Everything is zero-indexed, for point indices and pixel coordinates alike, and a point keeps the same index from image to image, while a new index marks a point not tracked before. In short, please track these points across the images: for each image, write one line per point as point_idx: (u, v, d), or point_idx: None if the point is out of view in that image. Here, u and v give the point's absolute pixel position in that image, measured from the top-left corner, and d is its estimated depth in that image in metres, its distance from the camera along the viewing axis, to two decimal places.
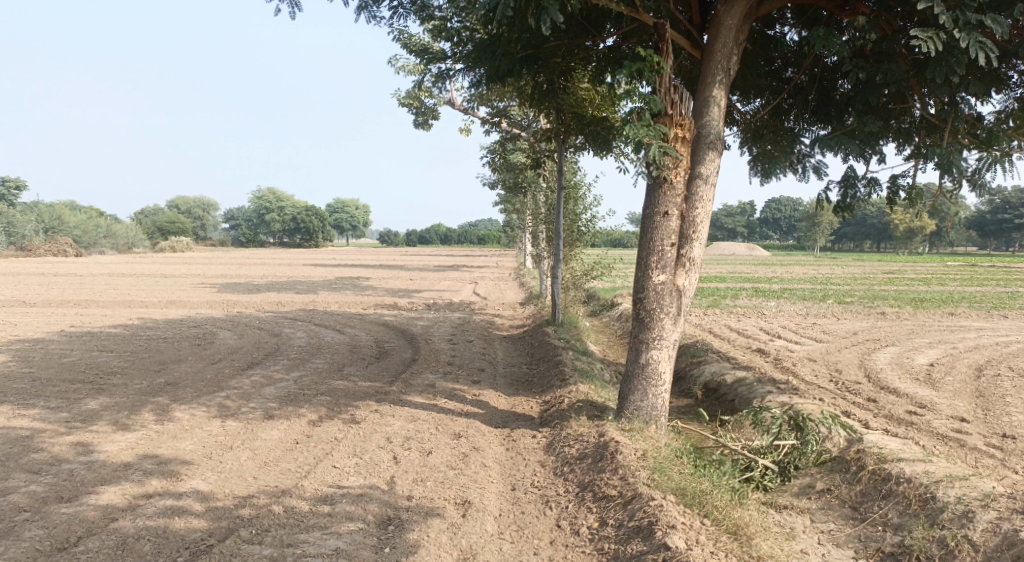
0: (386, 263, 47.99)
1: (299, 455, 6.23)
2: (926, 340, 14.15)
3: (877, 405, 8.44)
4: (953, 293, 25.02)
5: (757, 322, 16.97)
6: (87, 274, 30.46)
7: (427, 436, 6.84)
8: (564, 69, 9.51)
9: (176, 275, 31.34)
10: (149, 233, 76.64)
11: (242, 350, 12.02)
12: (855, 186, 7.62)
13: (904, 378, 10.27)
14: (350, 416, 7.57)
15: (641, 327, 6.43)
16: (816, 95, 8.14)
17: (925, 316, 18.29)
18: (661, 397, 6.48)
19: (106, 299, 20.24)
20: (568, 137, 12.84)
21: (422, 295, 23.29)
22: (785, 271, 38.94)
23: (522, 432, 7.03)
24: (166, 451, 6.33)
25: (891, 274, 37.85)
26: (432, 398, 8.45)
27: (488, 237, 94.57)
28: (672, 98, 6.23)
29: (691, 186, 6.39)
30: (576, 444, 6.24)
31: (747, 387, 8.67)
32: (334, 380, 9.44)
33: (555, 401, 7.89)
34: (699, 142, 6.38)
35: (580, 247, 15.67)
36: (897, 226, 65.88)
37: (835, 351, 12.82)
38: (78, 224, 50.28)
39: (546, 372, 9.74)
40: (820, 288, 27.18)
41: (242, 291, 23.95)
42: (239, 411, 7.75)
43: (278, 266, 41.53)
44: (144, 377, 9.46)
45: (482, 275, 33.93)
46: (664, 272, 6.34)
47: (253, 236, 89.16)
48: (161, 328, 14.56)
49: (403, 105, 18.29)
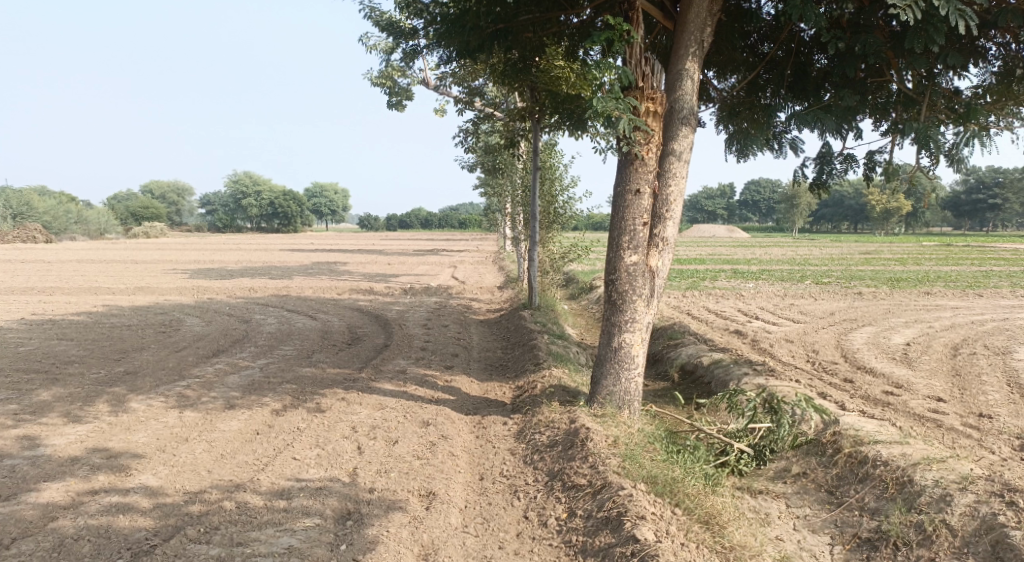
0: (365, 247, 47.46)
1: (258, 447, 5.96)
2: (902, 319, 14.17)
3: (853, 386, 8.36)
4: (928, 273, 25.21)
5: (735, 303, 16.92)
6: (54, 260, 29.59)
7: (394, 425, 6.59)
8: (536, 45, 9.17)
9: (148, 261, 30.57)
10: (121, 219, 75.01)
11: (208, 337, 11.65)
12: (832, 163, 7.42)
13: (881, 357, 10.23)
14: (315, 405, 7.30)
15: (613, 310, 6.21)
16: (792, 70, 7.93)
17: (902, 296, 18.38)
18: (634, 382, 6.29)
19: (71, 286, 19.59)
20: (544, 116, 12.53)
21: (399, 280, 22.92)
22: (763, 253, 39.14)
23: (493, 419, 6.81)
24: (117, 444, 6.02)
25: (868, 254, 38.22)
26: (402, 385, 8.21)
27: (469, 221, 93.97)
28: (644, 71, 5.97)
29: (664, 163, 6.16)
30: (547, 430, 6.04)
31: (723, 370, 8.54)
32: (301, 368, 9.14)
33: (528, 387, 7.68)
34: (672, 117, 6.14)
35: (557, 229, 15.43)
36: (874, 207, 66.50)
37: (813, 331, 12.76)
38: (46, 209, 48.99)
39: (520, 357, 9.52)
40: (798, 269, 27.26)
41: (214, 277, 23.37)
42: (199, 401, 7.44)
43: (254, 252, 40.86)
44: (102, 366, 9.08)
45: (461, 258, 33.66)
46: (636, 253, 6.12)
47: (230, 221, 87.75)
48: (126, 315, 14.08)
49: (376, 84, 17.79)
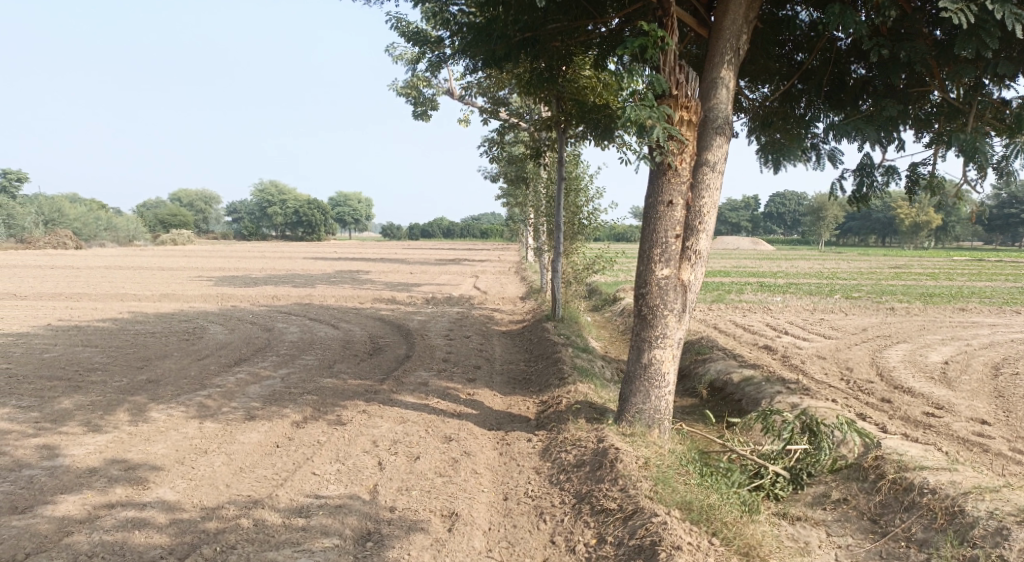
0: (387, 257, 47.66)
1: (277, 461, 5.83)
2: (939, 337, 13.70)
3: (891, 406, 8.03)
4: (962, 288, 24.52)
5: (762, 317, 16.54)
6: (83, 266, 30.07)
7: (416, 439, 6.43)
8: (563, 54, 9.03)
9: (174, 268, 30.93)
10: (150, 226, 76.38)
11: (231, 345, 11.62)
12: (871, 175, 7.15)
13: (918, 376, 9.84)
14: (335, 417, 7.16)
15: (644, 324, 6.00)
16: (829, 79, 7.69)
17: (936, 311, 17.83)
18: (664, 400, 6.06)
19: (98, 292, 19.82)
20: (569, 126, 12.36)
21: (421, 289, 22.85)
22: (789, 266, 38.46)
23: (517, 436, 6.61)
24: (136, 455, 5.93)
25: (898, 268, 37.33)
26: (424, 398, 8.04)
27: (491, 231, 94.09)
28: (678, 78, 5.76)
29: (697, 173, 5.96)
30: (574, 449, 5.83)
31: (755, 388, 8.25)
32: (322, 378, 9.03)
33: (553, 402, 7.47)
34: (706, 126, 5.95)
35: (581, 240, 15.22)
36: (904, 220, 65.17)
37: (845, 348, 12.37)
38: (78, 216, 50.05)
39: (544, 371, 9.32)
40: (826, 283, 26.70)
41: (238, 285, 23.53)
42: (219, 411, 7.35)
43: (278, 259, 41.20)
44: (124, 374, 9.06)
45: (482, 268, 33.59)
46: (667, 266, 5.91)
47: (255, 229, 88.86)
48: (151, 323, 14.16)
49: (401, 94, 17.81)
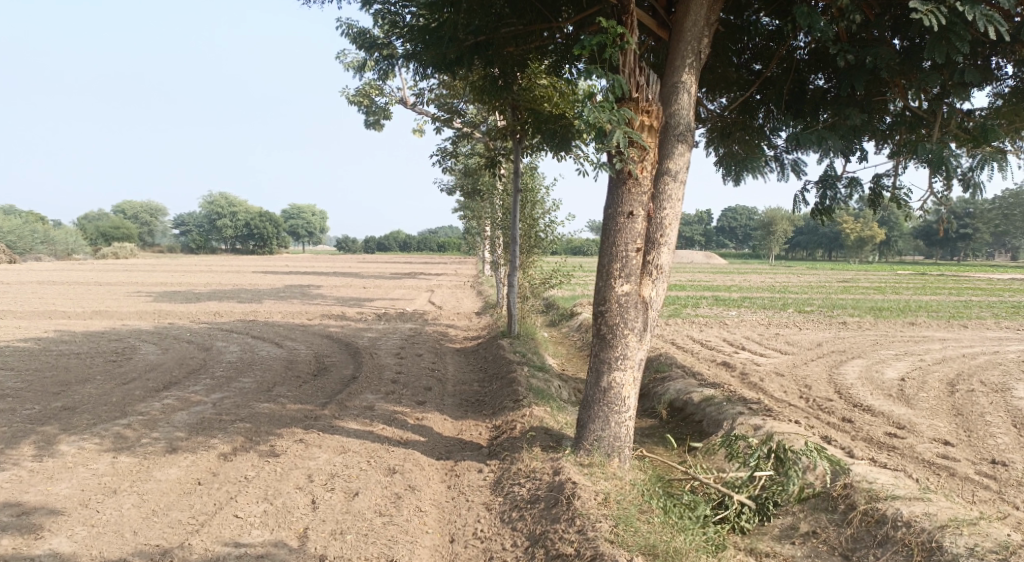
0: (341, 270, 46.54)
1: (196, 501, 5.20)
2: (891, 351, 13.79)
3: (854, 427, 7.85)
4: (909, 303, 25.12)
5: (720, 333, 16.47)
6: (12, 281, 28.19)
7: (356, 473, 5.87)
8: (517, 61, 8.64)
9: (112, 283, 29.29)
10: (90, 239, 73.02)
11: (163, 367, 10.77)
12: (835, 187, 6.97)
13: (877, 394, 9.75)
14: (268, 448, 6.53)
15: (603, 344, 5.61)
16: (789, 90, 7.55)
17: (887, 326, 18.10)
18: (625, 426, 5.67)
19: (22, 309, 18.40)
20: (526, 137, 12.02)
21: (374, 305, 22.11)
22: (742, 280, 39.02)
23: (467, 466, 6.12)
24: (33, 496, 5.18)
25: (846, 282, 38.24)
26: (369, 424, 7.47)
27: (448, 245, 93.32)
28: (638, 81, 5.44)
29: (658, 183, 5.64)
30: (528, 482, 5.37)
31: (716, 408, 7.97)
32: (258, 403, 8.34)
33: (506, 428, 7.00)
34: (667, 133, 5.65)
35: (538, 254, 14.87)
36: (849, 235, 67.32)
37: (802, 364, 12.30)
38: (12, 228, 47.45)
39: (497, 392, 8.84)
40: (779, 297, 27.05)
41: (180, 300, 22.31)
42: (138, 443, 6.62)
43: (226, 273, 39.68)
44: (36, 401, 8.19)
45: (439, 282, 33.02)
46: (628, 282, 5.55)
47: (205, 242, 86.04)
48: (77, 342, 13.12)
49: (353, 103, 17.23)
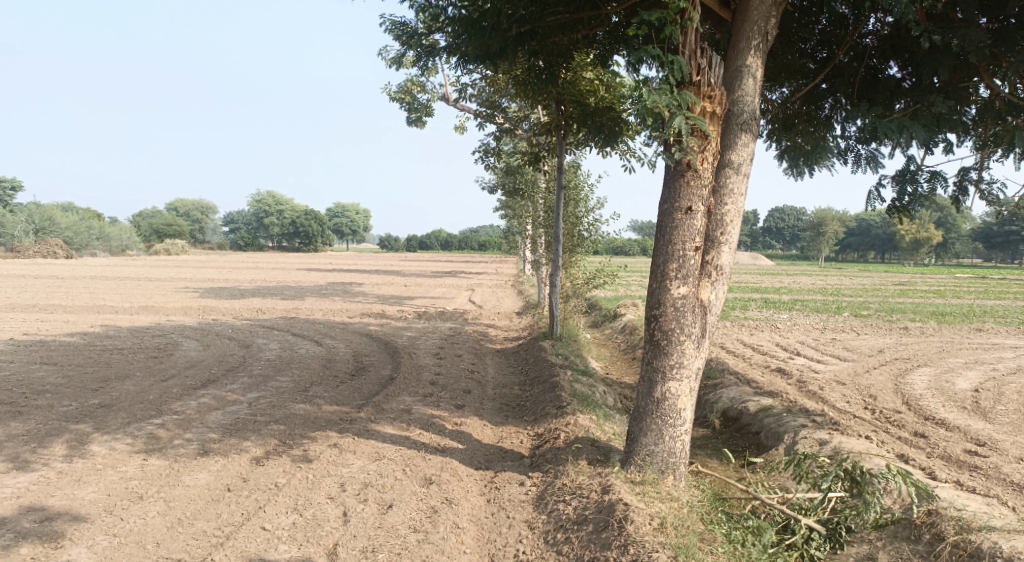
0: (382, 268, 46.76)
1: (223, 510, 4.95)
2: (961, 360, 12.86)
3: (929, 443, 7.19)
4: (974, 307, 23.69)
5: (771, 336, 15.72)
6: (68, 275, 29.08)
7: (390, 482, 5.54)
8: (563, 51, 8.18)
9: (161, 279, 29.92)
10: (144, 236, 75.41)
11: (202, 364, 10.70)
12: (915, 181, 6.38)
13: (950, 406, 9.00)
14: (301, 453, 6.25)
15: (657, 351, 5.14)
16: (861, 77, 6.98)
17: (953, 332, 17.01)
18: (680, 441, 5.20)
19: (73, 304, 18.78)
20: (570, 131, 11.57)
21: (414, 303, 21.92)
22: (792, 281, 37.62)
23: (508, 478, 5.73)
24: (58, 501, 5.00)
25: (903, 285, 36.46)
26: (405, 428, 7.16)
27: (488, 243, 93.31)
28: (699, 63, 4.95)
29: (719, 176, 5.15)
30: (574, 500, 4.96)
31: (775, 419, 7.40)
32: (294, 404, 8.12)
33: (549, 437, 6.59)
34: (729, 122, 5.16)
35: (581, 254, 14.38)
36: (904, 236, 64.58)
37: (864, 371, 11.52)
38: (70, 225, 49.26)
39: (539, 398, 8.42)
40: (832, 300, 25.94)
41: (224, 297, 22.53)
42: (170, 444, 6.44)
43: (270, 270, 40.27)
44: (75, 397, 8.13)
45: (479, 282, 32.75)
46: (685, 284, 5.06)
47: (252, 240, 87.96)
48: (122, 338, 13.21)
49: (395, 100, 17.05)
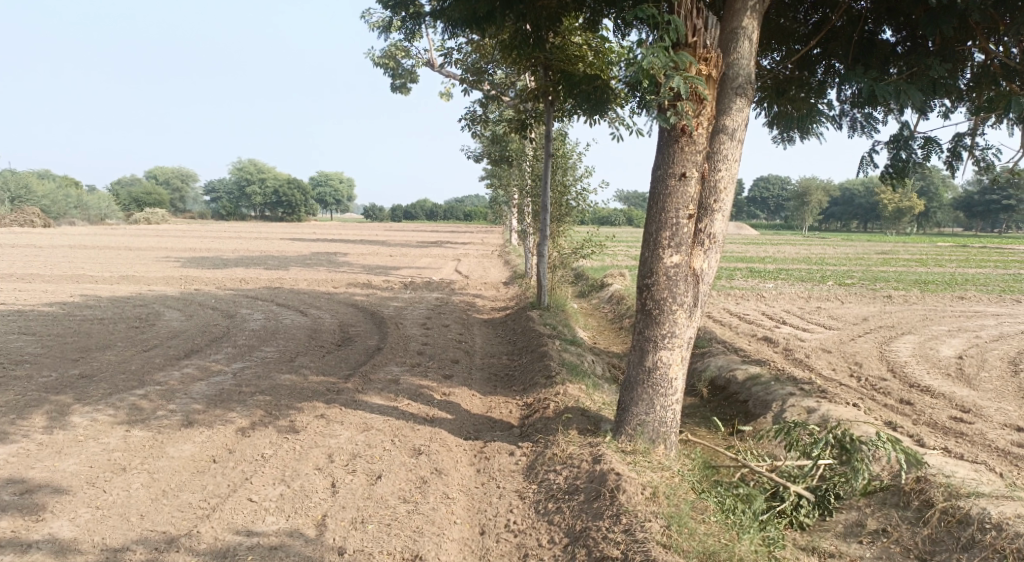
0: (367, 238, 46.32)
1: (209, 482, 4.86)
2: (944, 327, 12.99)
3: (914, 410, 7.26)
4: (955, 276, 23.95)
5: (757, 306, 15.79)
6: (45, 245, 28.48)
7: (379, 453, 5.48)
8: (552, 14, 7.92)
9: (142, 249, 29.38)
10: (123, 205, 74.02)
11: (184, 334, 10.51)
12: (909, 147, 6.37)
13: (934, 373, 9.10)
14: (288, 424, 6.16)
15: (648, 321, 5.08)
16: (856, 42, 6.86)
17: (935, 300, 17.19)
18: (671, 410, 5.17)
19: (51, 273, 18.37)
20: (558, 98, 11.34)
21: (400, 273, 21.74)
22: (777, 251, 37.83)
23: (498, 448, 5.70)
24: (38, 473, 4.88)
25: (886, 254, 36.81)
26: (393, 398, 7.09)
27: (474, 213, 92.76)
28: (695, 24, 4.78)
29: (714, 142, 5.04)
30: (565, 470, 4.94)
31: (763, 388, 7.42)
32: (280, 375, 8.01)
33: (539, 407, 6.56)
34: (724, 86, 5.03)
35: (569, 223, 14.25)
36: (887, 205, 65.03)
37: (849, 340, 11.61)
38: (47, 193, 48.15)
39: (528, 367, 8.38)
40: (816, 269, 26.12)
41: (206, 267, 22.16)
42: (153, 415, 6.31)
43: (253, 240, 39.76)
44: (53, 368, 7.95)
45: (466, 251, 32.55)
46: (678, 253, 4.98)
47: (235, 209, 86.72)
48: (102, 308, 12.95)
49: (379, 65, 16.63)
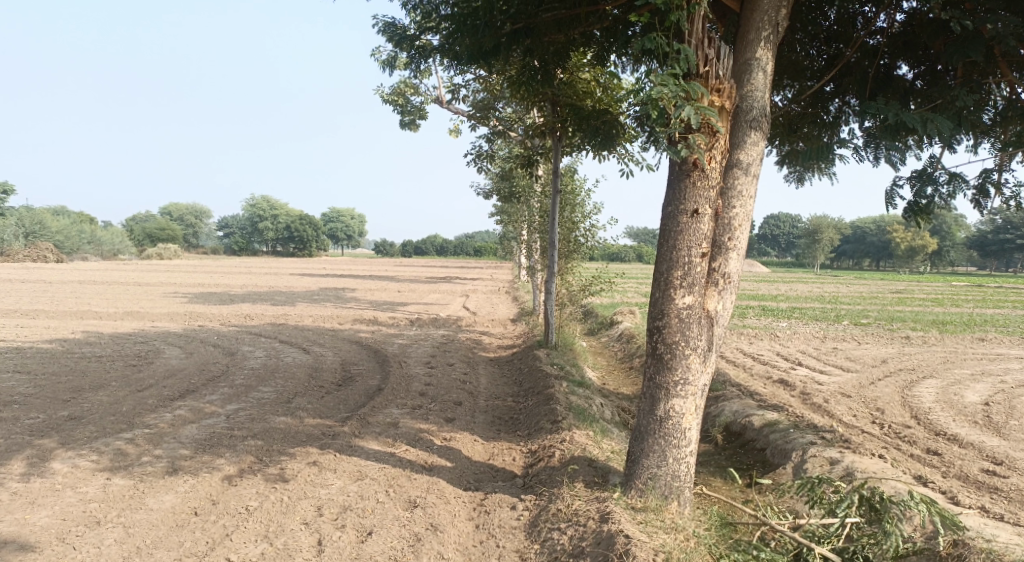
0: (376, 274, 46.27)
1: (187, 537, 4.54)
2: (967, 371, 12.51)
3: (943, 461, 6.82)
4: (974, 316, 23.38)
5: (772, 346, 15.35)
6: (55, 280, 28.57)
7: (372, 506, 5.13)
8: (560, 50, 7.79)
9: (150, 284, 29.38)
10: (136, 240, 74.81)
11: (182, 373, 10.24)
12: (933, 182, 6.15)
13: (961, 420, 8.64)
14: (277, 472, 5.83)
15: (659, 366, 4.76)
16: (872, 76, 6.67)
17: (955, 342, 16.67)
18: (685, 464, 4.80)
19: (56, 309, 18.25)
20: (566, 134, 11.21)
21: (407, 310, 21.49)
22: (789, 289, 37.37)
23: (499, 501, 5.33)
24: (6, 528, 4.57)
25: (900, 293, 36.25)
26: (391, 444, 6.74)
27: (484, 249, 93.06)
28: (707, 54, 4.59)
29: (727, 177, 4.79)
30: (570, 529, 4.59)
31: (781, 435, 7.03)
32: (275, 417, 7.69)
33: (544, 455, 6.20)
34: (738, 118, 4.81)
35: (577, 260, 14.00)
36: (900, 244, 64.48)
37: (869, 383, 11.16)
38: (61, 229, 48.63)
39: (534, 411, 8.02)
40: (830, 308, 25.61)
41: (213, 303, 22.03)
42: (137, 461, 6.00)
43: (263, 276, 39.75)
44: (42, 409, 7.68)
45: (474, 288, 32.30)
46: (690, 294, 4.69)
47: (247, 244, 87.47)
48: (102, 344, 12.74)
49: (388, 102, 16.68)
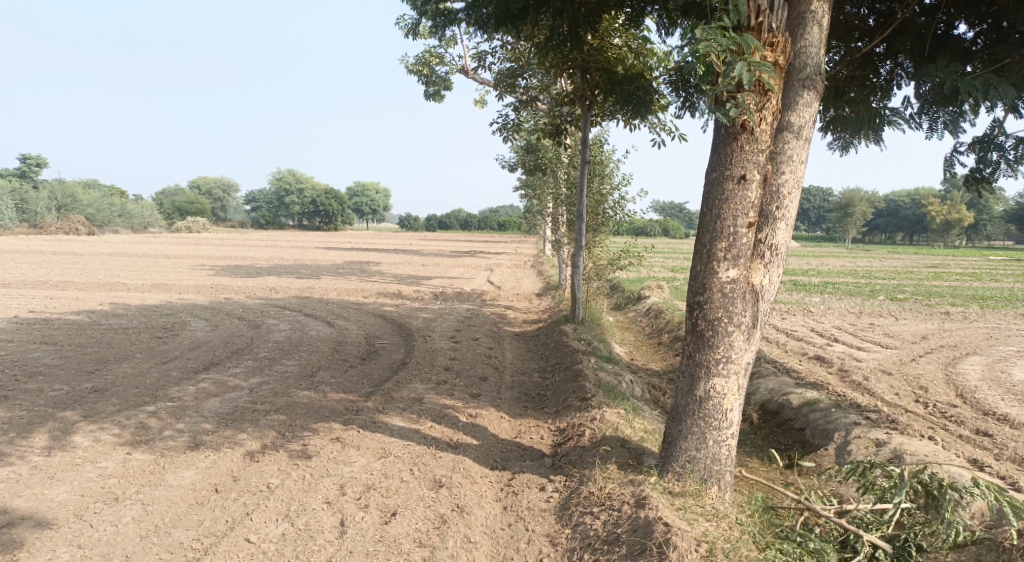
0: (399, 248, 46.26)
1: (207, 515, 4.41)
2: (1013, 348, 11.95)
3: (996, 444, 6.44)
4: (1017, 292, 22.49)
5: (806, 321, 14.88)
6: (86, 252, 28.88)
7: (396, 485, 4.95)
8: (590, 10, 7.36)
9: (179, 256, 29.62)
10: (166, 214, 75.76)
11: (206, 345, 10.18)
12: (998, 148, 5.67)
13: (1011, 400, 8.20)
14: (300, 448, 5.68)
15: (700, 344, 4.46)
16: (927, 37, 6.16)
17: (998, 317, 15.99)
18: (725, 447, 4.52)
19: (85, 281, 18.41)
20: (595, 100, 10.77)
21: (431, 284, 21.33)
22: (820, 263, 36.40)
23: (527, 482, 5.11)
24: (25, 503, 4.50)
25: (936, 267, 35.09)
26: (416, 420, 6.57)
27: (508, 222, 92.53)
28: (759, 3, 4.18)
29: (777, 140, 4.41)
30: (605, 514, 4.35)
31: (822, 415, 6.70)
32: (298, 392, 7.55)
33: (573, 435, 5.96)
34: (790, 77, 4.41)
35: (604, 233, 13.61)
36: (935, 217, 62.52)
37: (910, 360, 10.70)
38: (92, 202, 49.24)
39: (561, 387, 7.78)
40: (865, 283, 24.85)
41: (239, 275, 22.09)
42: (159, 436, 5.90)
43: (288, 249, 39.92)
44: (67, 382, 7.63)
45: (498, 262, 31.99)
46: (735, 266, 4.36)
47: (273, 217, 88.25)
48: (129, 316, 12.76)
49: (412, 72, 16.33)
